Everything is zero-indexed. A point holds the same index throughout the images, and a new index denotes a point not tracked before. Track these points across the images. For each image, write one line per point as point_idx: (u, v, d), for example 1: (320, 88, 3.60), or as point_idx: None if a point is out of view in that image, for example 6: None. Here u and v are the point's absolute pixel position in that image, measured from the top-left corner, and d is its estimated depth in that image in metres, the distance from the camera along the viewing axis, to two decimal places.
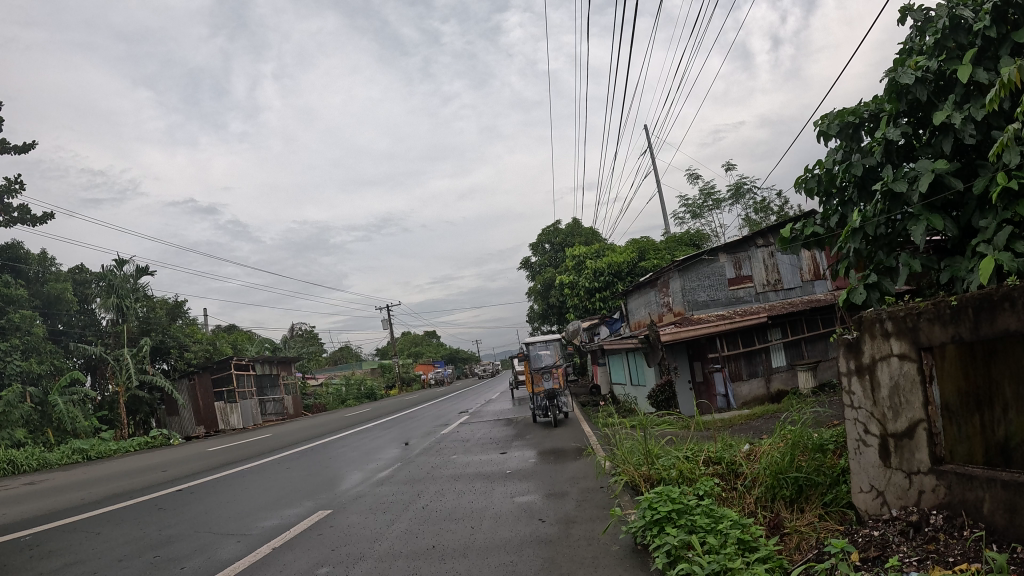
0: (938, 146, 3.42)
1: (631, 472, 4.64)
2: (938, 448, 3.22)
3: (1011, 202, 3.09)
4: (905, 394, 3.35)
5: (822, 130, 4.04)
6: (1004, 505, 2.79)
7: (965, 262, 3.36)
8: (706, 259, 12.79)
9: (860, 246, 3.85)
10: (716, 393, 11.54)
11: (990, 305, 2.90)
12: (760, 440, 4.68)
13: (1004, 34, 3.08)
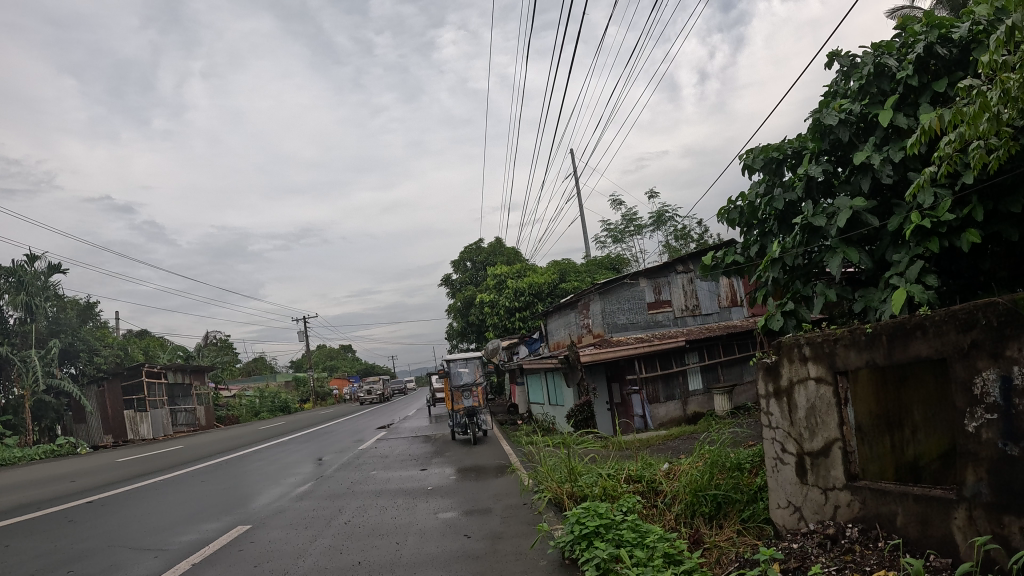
0: (858, 185, 3.69)
1: (555, 490, 4.76)
2: (853, 466, 3.42)
3: (923, 239, 3.38)
4: (821, 415, 3.55)
5: (747, 164, 4.29)
6: (917, 518, 3.00)
7: (878, 294, 3.60)
8: (626, 284, 13.13)
9: (779, 275, 4.07)
10: (633, 413, 11.81)
11: (904, 332, 3.10)
12: (678, 459, 4.85)
13: (925, 83, 3.50)
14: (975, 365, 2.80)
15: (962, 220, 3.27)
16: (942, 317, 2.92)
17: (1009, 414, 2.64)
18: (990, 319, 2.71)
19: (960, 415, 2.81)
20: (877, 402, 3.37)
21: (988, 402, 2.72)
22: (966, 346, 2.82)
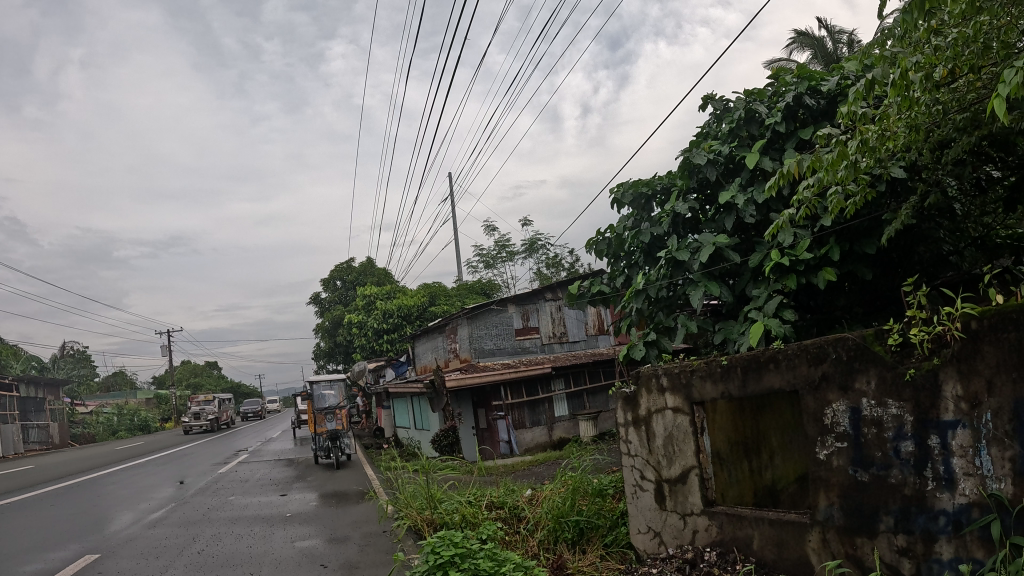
0: (722, 223, 3.88)
1: (413, 517, 4.67)
2: (710, 492, 3.59)
3: (781, 275, 3.61)
4: (678, 443, 3.71)
5: (618, 197, 4.42)
6: (772, 541, 3.21)
7: (737, 326, 3.78)
8: (495, 309, 13.22)
9: (642, 306, 4.19)
10: (499, 439, 11.66)
11: (757, 365, 3.31)
12: (541, 486, 4.88)
13: (792, 130, 3.82)
14: (826, 397, 3.04)
15: (817, 261, 3.54)
16: (794, 351, 3.15)
17: (856, 441, 2.92)
18: (841, 353, 2.97)
19: (814, 444, 3.05)
20: (734, 430, 3.49)
21: (839, 432, 2.98)
22: (817, 378, 3.06)
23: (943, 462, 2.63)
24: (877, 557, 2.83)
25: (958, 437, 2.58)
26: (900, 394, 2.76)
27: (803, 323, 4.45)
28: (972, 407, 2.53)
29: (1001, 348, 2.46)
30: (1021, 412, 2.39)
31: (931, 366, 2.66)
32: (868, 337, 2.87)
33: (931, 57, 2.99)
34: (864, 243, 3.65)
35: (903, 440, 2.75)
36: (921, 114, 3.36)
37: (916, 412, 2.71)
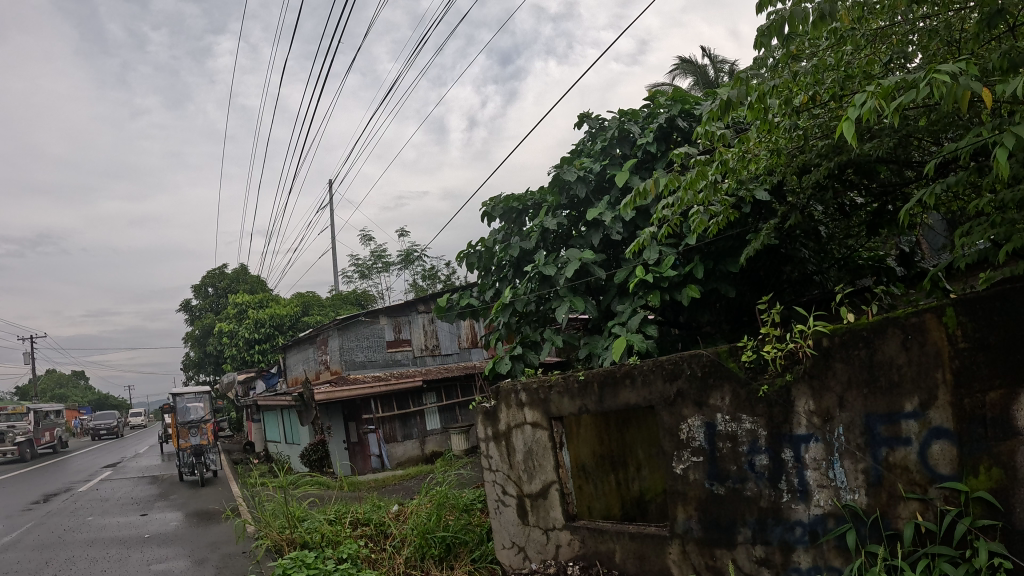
0: (591, 239, 3.98)
1: (272, 537, 4.49)
2: (570, 506, 3.71)
3: (646, 292, 3.75)
4: (538, 458, 3.78)
5: (490, 209, 4.45)
6: (633, 554, 3.44)
7: (602, 341, 3.86)
8: (365, 321, 13.05)
9: (510, 320, 4.21)
10: (369, 453, 11.62)
11: (613, 381, 3.49)
12: (409, 501, 4.86)
13: (663, 151, 3.99)
14: (680, 413, 3.37)
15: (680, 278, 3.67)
16: (650, 368, 3.44)
17: (712, 455, 3.26)
18: (695, 370, 3.32)
19: (671, 459, 3.37)
20: (599, 444, 3.86)
21: (694, 447, 3.33)
22: (671, 394, 3.38)
23: (797, 473, 3.00)
24: (735, 564, 3.15)
25: (811, 451, 2.96)
26: (753, 408, 3.13)
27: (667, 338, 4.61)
28: (824, 421, 2.93)
29: (849, 364, 2.87)
30: (872, 425, 2.81)
31: (783, 382, 3.05)
32: (723, 353, 3.23)
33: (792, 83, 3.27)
34: (728, 262, 3.84)
35: (757, 453, 3.12)
36: (780, 140, 3.57)
37: (768, 427, 3.09)
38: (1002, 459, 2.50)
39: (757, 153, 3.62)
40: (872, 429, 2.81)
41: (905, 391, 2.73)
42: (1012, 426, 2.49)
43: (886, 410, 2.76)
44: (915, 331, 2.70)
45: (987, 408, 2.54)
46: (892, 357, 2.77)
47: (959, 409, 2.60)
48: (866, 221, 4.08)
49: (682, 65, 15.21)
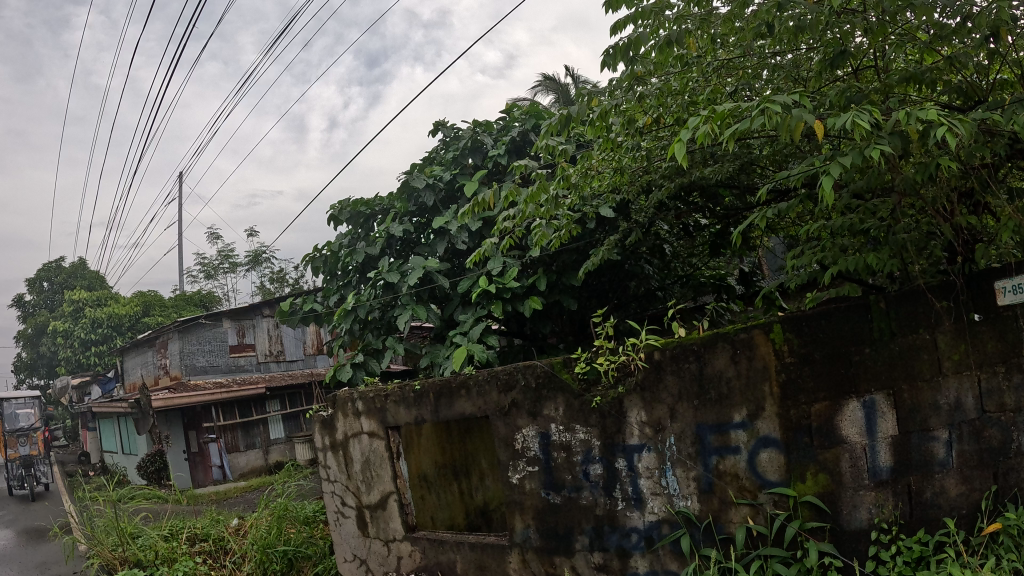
0: (436, 249, 4.67)
1: (103, 555, 4.74)
2: (410, 517, 4.49)
3: (487, 301, 4.45)
4: (376, 468, 4.55)
5: (336, 215, 5.00)
6: (473, 564, 4.16)
7: (443, 351, 4.53)
8: (206, 324, 12.57)
9: (354, 326, 4.84)
10: (210, 464, 11.31)
11: (450, 391, 4.23)
12: (247, 514, 5.27)
13: (509, 165, 4.71)
14: (515, 423, 4.04)
15: (521, 289, 4.35)
16: (486, 379, 4.11)
17: (547, 464, 3.94)
18: (528, 381, 3.99)
19: (509, 469, 4.03)
20: (441, 453, 4.34)
21: (529, 456, 4.00)
22: (506, 404, 4.05)
23: (630, 481, 3.71)
24: (573, 570, 3.85)
25: (644, 460, 3.68)
26: (587, 420, 3.83)
27: (512, 347, 4.93)
28: (656, 431, 3.66)
29: (679, 376, 3.61)
30: (703, 435, 3.55)
31: (616, 393, 3.77)
32: (557, 365, 3.92)
33: (634, 104, 3.77)
34: (569, 274, 4.47)
35: (591, 463, 3.81)
36: (622, 157, 4.06)
37: (602, 437, 3.78)
38: (827, 466, 3.35)
39: (599, 170, 4.07)
40: (702, 438, 3.56)
41: (733, 402, 3.49)
42: (835, 438, 3.36)
43: (716, 421, 3.52)
44: (744, 346, 3.45)
45: (812, 419, 3.38)
46: (720, 371, 3.52)
47: (786, 419, 3.39)
48: (709, 240, 4.40)
49: (538, 83, 15.79)
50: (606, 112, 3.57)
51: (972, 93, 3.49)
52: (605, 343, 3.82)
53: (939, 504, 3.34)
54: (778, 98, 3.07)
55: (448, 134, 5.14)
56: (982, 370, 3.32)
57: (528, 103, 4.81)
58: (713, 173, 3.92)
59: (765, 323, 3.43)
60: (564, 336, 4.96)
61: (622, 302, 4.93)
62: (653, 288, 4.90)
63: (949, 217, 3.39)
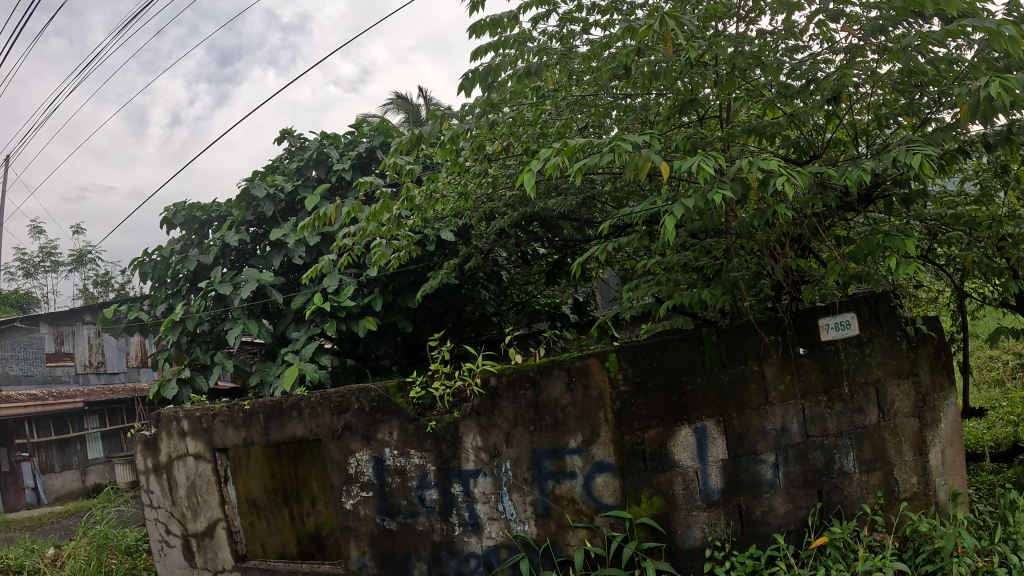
0: (271, 261, 5.13)
1: None
2: (238, 545, 4.52)
3: (320, 319, 4.86)
4: (202, 494, 4.57)
5: (170, 218, 5.25)
6: None
7: (273, 369, 4.82)
8: (21, 327, 11.79)
9: (181, 336, 5.10)
10: (23, 487, 10.85)
11: (281, 412, 4.25)
12: (66, 542, 5.48)
13: (351, 179, 5.28)
14: (348, 447, 4.09)
15: (356, 309, 4.85)
16: (319, 401, 4.14)
17: (382, 489, 4.02)
18: (361, 403, 4.04)
19: (343, 495, 4.10)
20: (271, 478, 4.59)
21: (363, 480, 4.06)
22: (339, 427, 4.11)
23: (467, 506, 3.85)
24: None
25: (480, 486, 3.82)
26: (423, 444, 3.93)
27: (346, 368, 5.29)
28: (492, 456, 3.81)
29: (515, 402, 3.78)
30: (538, 460, 3.74)
31: (451, 418, 3.87)
32: (391, 389, 3.98)
33: (487, 130, 3.93)
34: (406, 295, 4.95)
35: (427, 488, 3.92)
36: (469, 183, 4.31)
37: (437, 462, 3.90)
38: (661, 488, 3.63)
39: (443, 195, 4.35)
40: (538, 463, 3.75)
41: (569, 428, 3.70)
42: (670, 462, 3.63)
43: (552, 447, 3.72)
44: (579, 374, 3.67)
45: (646, 444, 3.63)
46: (556, 398, 3.72)
47: (623, 445, 3.62)
48: (547, 269, 5.09)
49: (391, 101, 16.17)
50: (456, 135, 3.89)
51: (808, 149, 3.77)
52: (439, 368, 3.87)
53: (769, 522, 3.69)
54: (627, 138, 3.21)
55: (293, 143, 5.45)
56: (806, 399, 3.73)
57: (376, 121, 5.43)
58: (556, 205, 4.30)
59: (600, 353, 3.65)
60: (398, 359, 5.29)
61: (457, 326, 5.45)
62: (488, 313, 5.50)
63: (778, 259, 3.64)
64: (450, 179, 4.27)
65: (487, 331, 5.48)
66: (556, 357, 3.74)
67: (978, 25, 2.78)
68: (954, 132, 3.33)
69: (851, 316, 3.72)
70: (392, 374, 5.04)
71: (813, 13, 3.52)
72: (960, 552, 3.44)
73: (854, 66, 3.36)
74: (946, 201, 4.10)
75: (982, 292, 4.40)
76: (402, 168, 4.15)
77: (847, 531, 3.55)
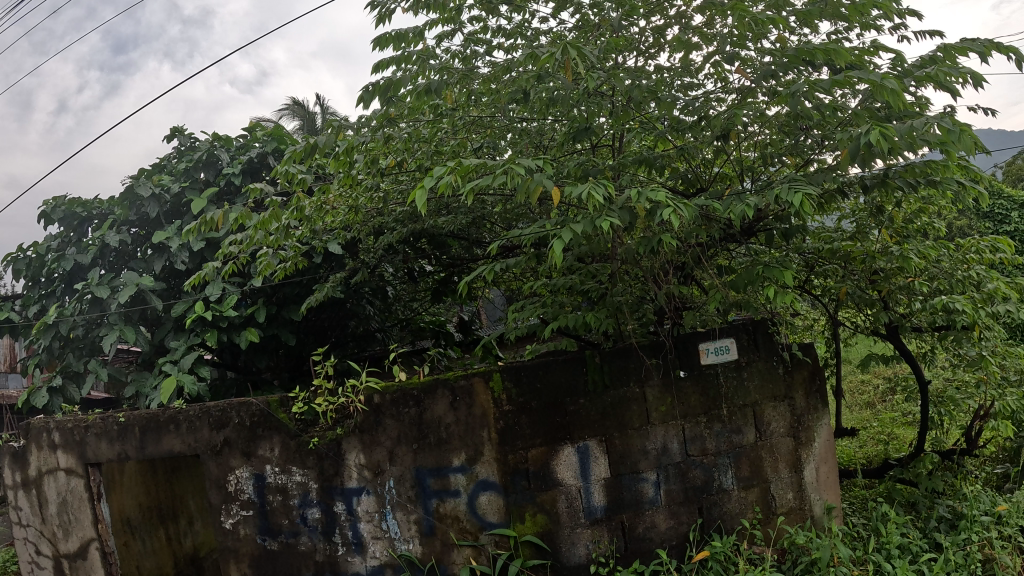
0: (152, 266, 5.06)
1: None
2: (110, 563, 4.43)
3: (201, 328, 4.82)
4: (75, 512, 4.47)
5: (48, 213, 5.14)
6: None
7: (150, 380, 4.78)
8: None
9: (52, 343, 4.94)
10: None
11: (158, 426, 4.17)
12: None
13: (242, 183, 5.26)
14: (228, 464, 4.03)
15: (238, 320, 4.86)
16: (198, 415, 4.07)
17: (262, 508, 4.00)
18: (241, 419, 3.99)
19: (222, 514, 4.03)
20: (147, 496, 4.89)
21: (243, 498, 4.02)
22: (218, 442, 4.04)
23: (351, 524, 3.86)
24: None
25: (364, 504, 3.84)
26: (304, 461, 3.92)
27: (225, 381, 5.26)
28: (375, 474, 3.83)
29: (399, 420, 3.81)
30: (421, 478, 3.79)
31: (333, 435, 3.88)
32: (273, 404, 3.95)
33: (381, 144, 4.11)
34: (289, 308, 4.99)
35: (309, 507, 3.92)
36: (358, 198, 4.54)
37: (320, 479, 3.89)
38: (544, 506, 3.74)
39: (333, 206, 4.54)
40: (422, 481, 3.80)
41: (453, 446, 3.77)
42: (552, 480, 3.75)
43: (436, 466, 3.77)
44: (462, 393, 3.75)
45: (529, 463, 3.74)
46: (440, 416, 3.78)
47: (505, 463, 3.73)
48: (432, 286, 5.30)
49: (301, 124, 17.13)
50: (350, 147, 3.94)
51: (695, 182, 3.92)
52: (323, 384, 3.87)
53: (651, 537, 3.83)
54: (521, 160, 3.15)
55: (183, 143, 5.41)
56: (685, 420, 3.89)
57: (271, 126, 5.44)
58: (447, 223, 4.58)
59: (483, 373, 3.76)
60: (280, 372, 5.31)
61: (342, 342, 5.49)
62: (372, 329, 5.63)
63: (662, 285, 3.81)
64: (341, 191, 4.47)
65: (370, 347, 5.57)
66: (440, 376, 3.81)
67: (863, 78, 2.98)
68: (833, 173, 3.53)
69: (729, 341, 3.92)
70: (274, 389, 5.05)
71: (709, 52, 3.68)
72: (836, 562, 3.62)
73: (743, 106, 3.55)
74: (824, 236, 4.32)
75: (855, 321, 4.62)
76: (293, 176, 4.18)
77: (727, 545, 3.71)
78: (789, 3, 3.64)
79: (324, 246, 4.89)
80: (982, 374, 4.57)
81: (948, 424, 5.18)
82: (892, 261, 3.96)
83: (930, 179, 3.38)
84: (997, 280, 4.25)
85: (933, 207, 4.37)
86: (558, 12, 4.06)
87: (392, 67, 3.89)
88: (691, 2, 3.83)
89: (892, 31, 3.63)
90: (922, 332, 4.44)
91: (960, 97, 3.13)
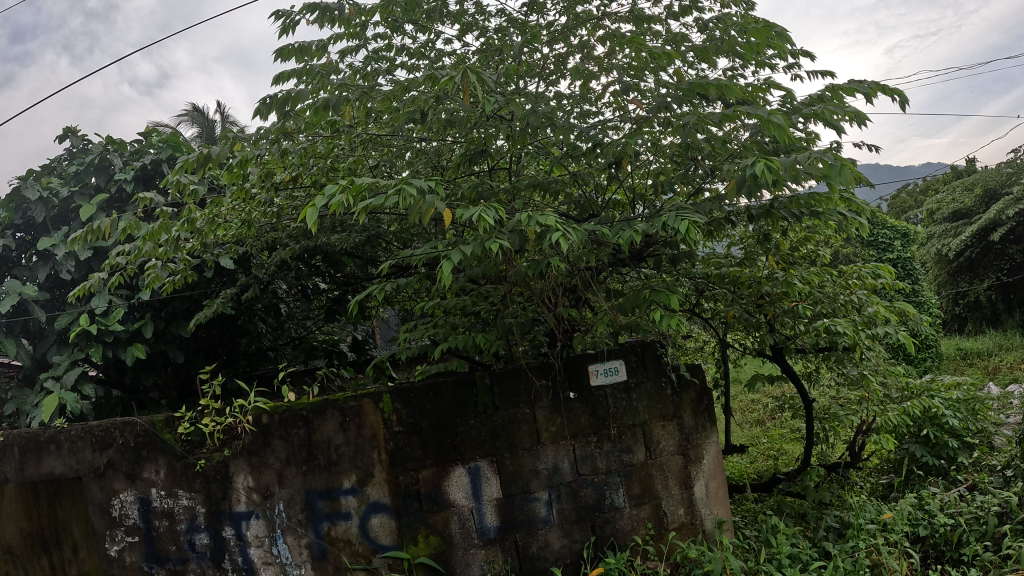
0: (37, 274, 4.80)
1: None
2: None
3: (85, 344, 4.57)
4: None
5: None
6: None
7: (30, 399, 4.52)
8: None
9: None
10: None
11: (36, 447, 3.97)
12: None
13: (135, 190, 5.07)
14: (111, 488, 3.86)
15: (126, 335, 4.63)
16: (78, 436, 3.88)
17: (148, 534, 3.84)
18: (123, 439, 3.82)
19: (105, 542, 3.87)
20: (27, 522, 4.12)
21: (127, 524, 3.86)
22: (101, 464, 3.86)
23: (240, 550, 3.75)
24: None
25: (253, 528, 3.73)
26: (191, 485, 3.78)
27: (109, 399, 4.98)
28: (263, 498, 3.73)
29: (286, 441, 3.73)
30: (311, 502, 3.71)
31: (220, 457, 3.75)
32: (157, 424, 3.80)
33: (277, 158, 4.01)
34: (178, 324, 4.79)
35: (196, 532, 3.78)
36: (252, 211, 4.49)
37: (207, 504, 3.77)
38: (437, 528, 3.72)
39: (226, 220, 4.48)
40: (312, 504, 3.72)
41: (342, 468, 3.71)
42: (444, 502, 3.74)
43: (326, 488, 3.70)
44: (352, 414, 3.69)
45: (420, 485, 3.72)
46: (328, 437, 3.71)
47: (398, 485, 3.70)
48: (326, 304, 5.28)
49: (205, 132, 16.73)
50: (244, 160, 3.81)
51: (588, 208, 3.94)
52: (209, 405, 3.75)
53: (545, 556, 3.85)
54: (413, 181, 2.96)
55: (75, 145, 5.14)
56: (576, 440, 3.94)
57: (166, 133, 5.26)
58: (340, 241, 4.51)
59: (373, 394, 3.71)
60: (167, 392, 5.10)
61: (230, 359, 5.38)
62: (264, 347, 5.50)
63: (552, 308, 3.88)
64: (233, 204, 4.45)
65: (262, 365, 5.46)
66: (329, 396, 3.75)
67: (752, 112, 3.05)
68: (720, 201, 3.60)
69: (618, 363, 3.99)
70: (161, 408, 4.85)
71: (608, 82, 3.76)
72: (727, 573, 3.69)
73: (637, 136, 3.67)
74: (713, 261, 4.38)
75: (743, 342, 4.75)
76: (185, 186, 4.05)
77: (621, 561, 3.75)
78: (686, 38, 3.76)
79: (216, 261, 4.76)
80: (864, 392, 4.77)
81: (832, 440, 5.39)
82: (777, 286, 4.12)
83: (813, 209, 3.56)
84: (876, 304, 4.39)
85: (817, 235, 4.54)
86: (462, 35, 4.08)
87: (292, 80, 3.80)
88: (593, 33, 3.91)
89: (785, 69, 3.82)
90: (806, 353, 4.60)
91: (844, 133, 3.29)
